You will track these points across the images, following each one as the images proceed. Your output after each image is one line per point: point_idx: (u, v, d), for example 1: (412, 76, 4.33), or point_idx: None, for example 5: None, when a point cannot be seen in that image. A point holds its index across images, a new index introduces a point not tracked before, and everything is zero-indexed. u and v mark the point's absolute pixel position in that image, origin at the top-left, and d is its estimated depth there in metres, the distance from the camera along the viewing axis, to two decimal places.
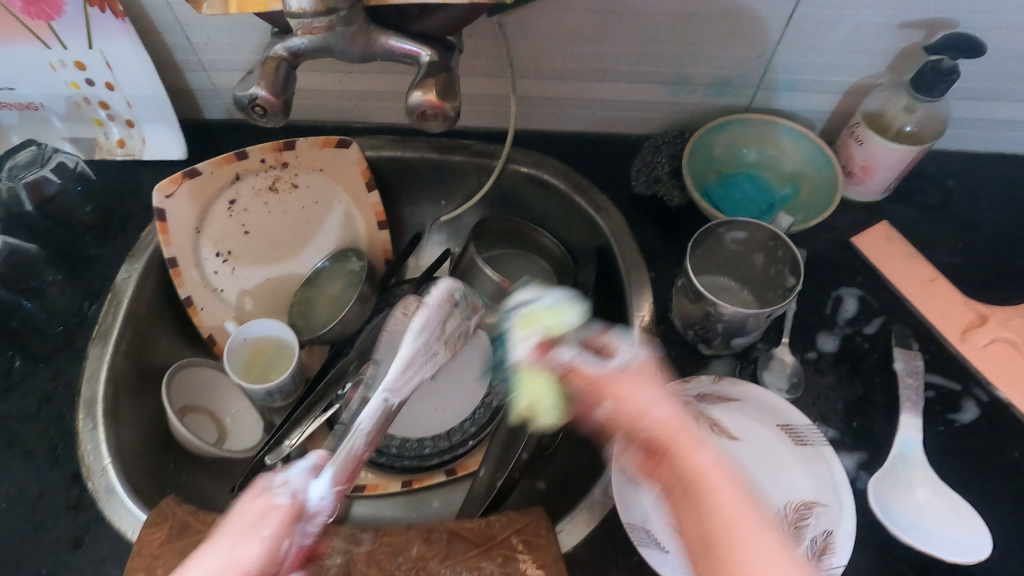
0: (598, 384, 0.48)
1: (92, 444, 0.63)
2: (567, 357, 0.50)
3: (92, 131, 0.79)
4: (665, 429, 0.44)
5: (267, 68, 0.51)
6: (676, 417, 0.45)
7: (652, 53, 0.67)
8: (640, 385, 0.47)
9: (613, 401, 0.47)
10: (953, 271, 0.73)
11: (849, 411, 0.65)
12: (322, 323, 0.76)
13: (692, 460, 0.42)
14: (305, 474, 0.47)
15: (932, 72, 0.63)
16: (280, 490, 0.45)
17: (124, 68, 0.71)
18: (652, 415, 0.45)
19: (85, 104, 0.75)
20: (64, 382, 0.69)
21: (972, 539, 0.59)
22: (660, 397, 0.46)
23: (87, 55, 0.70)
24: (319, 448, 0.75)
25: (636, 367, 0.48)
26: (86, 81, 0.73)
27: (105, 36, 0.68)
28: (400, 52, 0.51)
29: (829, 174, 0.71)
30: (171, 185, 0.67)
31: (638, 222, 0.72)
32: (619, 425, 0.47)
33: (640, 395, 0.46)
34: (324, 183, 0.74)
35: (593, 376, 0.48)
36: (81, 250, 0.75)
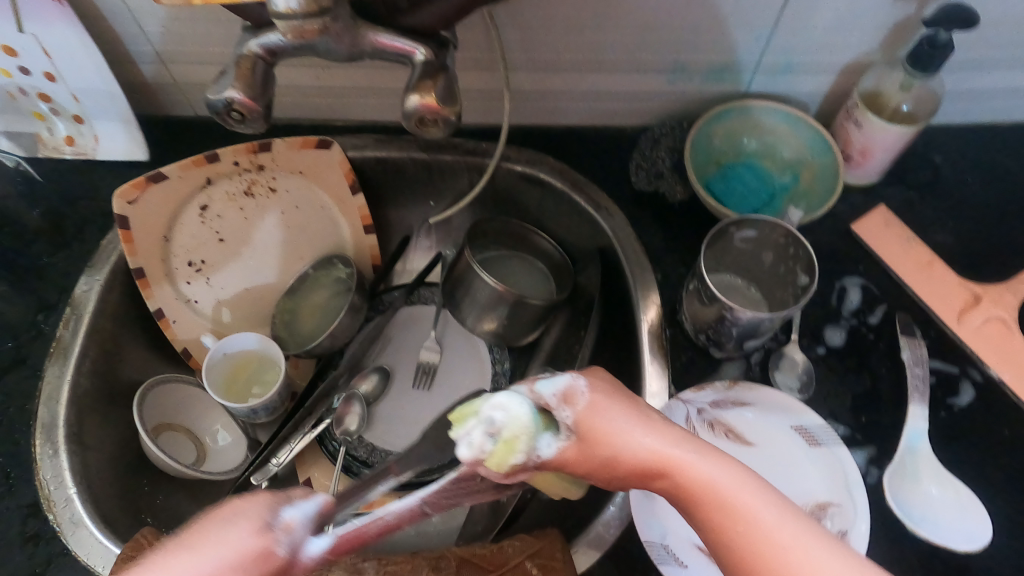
0: (569, 463, 0.40)
1: (52, 472, 0.55)
2: (541, 450, 0.39)
3: (32, 125, 0.66)
4: (644, 461, 0.39)
5: (242, 68, 0.46)
6: (623, 432, 0.40)
7: (651, 41, 0.63)
8: (602, 424, 0.40)
9: (591, 464, 0.40)
10: (958, 245, 0.67)
11: (857, 403, 0.59)
12: (307, 336, 0.71)
13: (648, 463, 0.39)
14: (308, 526, 0.39)
15: (926, 47, 0.57)
16: (280, 536, 0.38)
17: (65, 56, 0.60)
18: (639, 451, 0.39)
19: (22, 95, 0.64)
20: (14, 404, 0.59)
21: (978, 522, 0.55)
22: (612, 419, 0.40)
23: (18, 40, 0.58)
24: (309, 462, 0.68)
25: (578, 422, 0.40)
26: (19, 69, 0.61)
27: (41, 19, 0.57)
28: (393, 50, 0.47)
29: (830, 159, 0.66)
30: (133, 190, 0.59)
31: (639, 218, 0.69)
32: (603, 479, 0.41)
33: (623, 445, 0.39)
34: (304, 186, 0.69)
35: (565, 459, 0.39)
36: (17, 253, 0.65)
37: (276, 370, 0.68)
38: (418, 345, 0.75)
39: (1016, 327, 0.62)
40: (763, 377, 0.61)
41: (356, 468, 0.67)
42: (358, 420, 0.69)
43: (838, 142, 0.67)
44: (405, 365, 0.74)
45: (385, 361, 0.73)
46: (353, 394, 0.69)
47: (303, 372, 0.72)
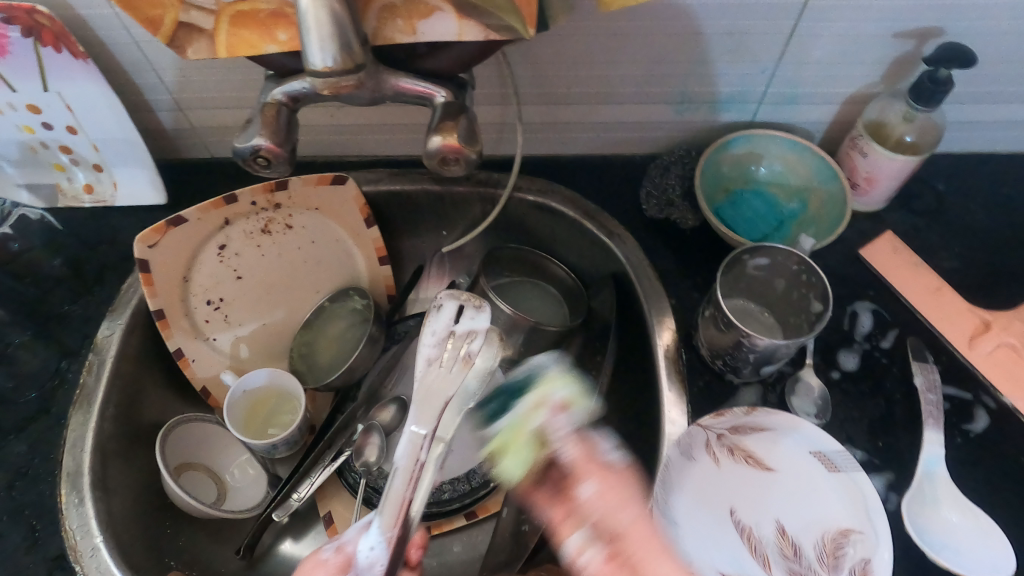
0: (586, 462, 0.49)
1: (79, 521, 0.54)
2: (569, 426, 0.51)
3: (52, 177, 0.67)
4: (636, 532, 0.45)
5: (267, 114, 0.47)
6: (643, 523, 0.46)
7: (660, 76, 0.64)
8: (626, 495, 0.47)
9: (598, 501, 0.47)
10: (964, 269, 0.68)
11: (875, 430, 0.60)
12: (325, 368, 0.71)
13: (650, 566, 0.44)
14: (356, 529, 0.47)
15: (927, 83, 0.58)
16: (326, 547, 0.46)
17: (86, 109, 0.61)
18: (657, 564, 0.44)
19: (43, 148, 0.64)
20: (38, 453, 0.58)
21: (998, 551, 0.55)
22: (641, 505, 0.47)
23: (42, 97, 0.59)
24: (328, 495, 0.68)
25: (624, 468, 0.49)
26: (42, 124, 0.62)
27: (64, 76, 0.58)
28: (413, 93, 0.49)
29: (836, 185, 0.67)
30: (155, 234, 0.60)
31: (651, 247, 0.70)
32: (589, 514, 0.46)
33: (647, 547, 0.45)
34: (320, 222, 0.70)
35: (588, 453, 0.49)
36: (38, 300, 0.65)
37: (294, 404, 0.68)
38: None
39: None
40: (781, 404, 0.61)
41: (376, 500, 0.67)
42: (377, 451, 0.67)
43: (843, 169, 0.68)
44: None
45: (401, 391, 0.73)
46: (372, 424, 0.68)
47: (320, 407, 0.73)
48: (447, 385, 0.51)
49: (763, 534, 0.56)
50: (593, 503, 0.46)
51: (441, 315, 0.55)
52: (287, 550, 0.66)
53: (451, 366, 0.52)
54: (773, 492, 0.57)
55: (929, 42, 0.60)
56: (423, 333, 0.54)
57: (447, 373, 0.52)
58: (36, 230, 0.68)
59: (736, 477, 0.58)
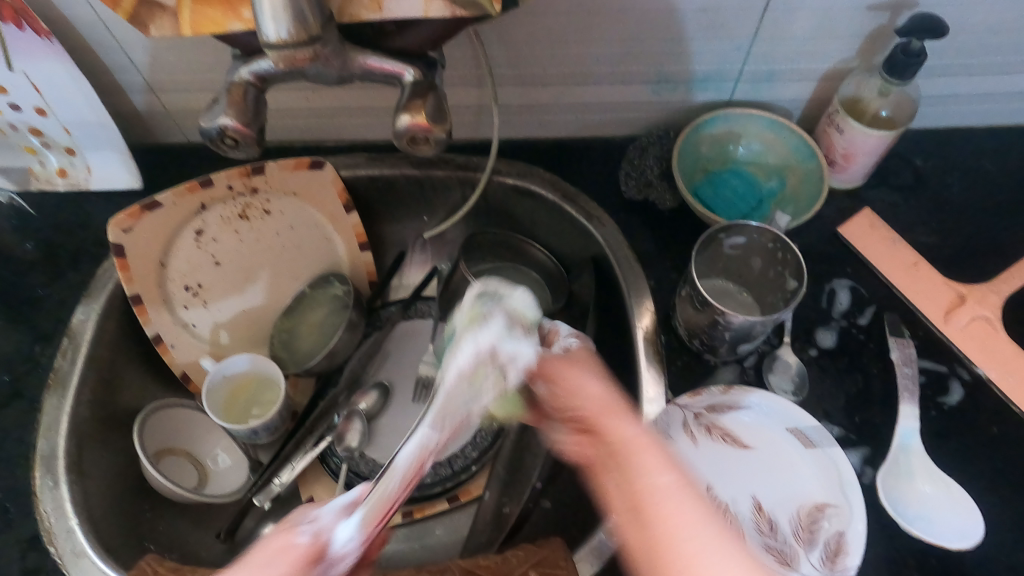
0: (544, 363, 0.46)
1: (54, 504, 0.54)
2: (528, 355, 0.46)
3: (23, 160, 0.67)
4: (598, 406, 0.43)
5: (233, 95, 0.47)
6: (608, 398, 0.43)
7: (634, 55, 0.64)
8: (576, 372, 0.46)
9: (562, 386, 0.45)
10: (942, 244, 0.68)
11: (850, 404, 0.60)
12: (307, 354, 0.71)
13: (607, 430, 0.41)
14: (336, 513, 0.42)
15: (900, 55, 0.58)
16: (301, 527, 0.42)
17: (56, 91, 0.61)
18: (623, 425, 0.41)
19: (12, 131, 0.64)
20: (13, 436, 0.58)
21: (970, 524, 0.55)
22: (605, 385, 0.45)
23: (7, 77, 0.59)
24: (310, 481, 0.68)
25: (576, 350, 0.48)
26: (10, 105, 0.62)
27: (30, 57, 0.58)
28: (381, 71, 0.48)
29: (814, 163, 0.67)
30: (129, 219, 0.60)
31: (629, 226, 0.70)
32: (554, 407, 0.46)
33: (615, 418, 0.41)
34: (298, 208, 0.69)
35: (546, 360, 0.47)
36: (13, 285, 0.65)
37: (275, 390, 0.68)
38: (415, 360, 0.75)
39: (1001, 326, 0.62)
40: (757, 381, 0.61)
41: (358, 485, 0.67)
42: (359, 436, 0.68)
43: (821, 148, 0.68)
44: (404, 382, 0.74)
45: (384, 376, 0.74)
46: (353, 410, 0.69)
47: (301, 393, 0.72)
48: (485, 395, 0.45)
49: (740, 509, 0.55)
50: (550, 392, 0.45)
51: (487, 330, 0.45)
52: None
53: (478, 398, 0.44)
54: (751, 469, 0.57)
55: (903, 14, 0.60)
56: (466, 341, 0.45)
57: (470, 412, 0.45)
58: (12, 215, 0.68)
59: (714, 456, 0.57)
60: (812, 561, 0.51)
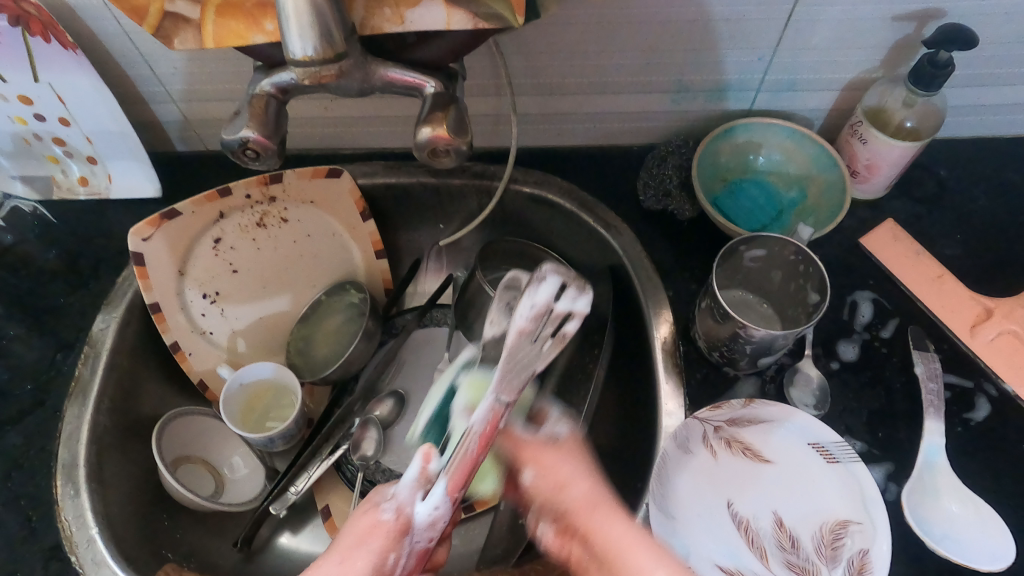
0: (526, 449, 0.50)
1: (75, 512, 0.54)
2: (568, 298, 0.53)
3: (46, 169, 0.68)
4: (582, 501, 0.46)
5: (256, 107, 0.46)
6: (594, 493, 0.46)
7: (655, 65, 0.64)
8: (560, 460, 0.49)
9: (548, 473, 0.48)
10: (967, 256, 0.67)
11: (874, 419, 0.59)
12: (322, 363, 0.71)
13: (595, 529, 0.44)
14: (414, 488, 0.44)
15: (927, 66, 0.57)
16: (384, 505, 0.44)
17: (79, 100, 0.61)
18: (612, 521, 0.44)
19: (36, 140, 0.65)
20: (35, 444, 0.59)
21: (1000, 543, 0.54)
22: (589, 476, 0.48)
23: (34, 88, 0.60)
24: (326, 489, 0.68)
25: (564, 440, 0.51)
26: (35, 115, 0.62)
27: (56, 68, 0.58)
28: (402, 83, 0.48)
29: (836, 174, 0.66)
30: (148, 227, 0.60)
31: (647, 237, 0.70)
32: (536, 499, 0.48)
33: (599, 515, 0.45)
34: (316, 216, 0.69)
35: (522, 440, 0.51)
36: (35, 293, 0.65)
37: (292, 398, 0.68)
38: (431, 367, 0.75)
39: None
40: (779, 395, 0.61)
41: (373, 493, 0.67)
42: (374, 445, 0.68)
43: (844, 158, 0.67)
44: (419, 391, 0.74)
45: (399, 385, 0.74)
46: (369, 419, 0.69)
47: (317, 400, 0.72)
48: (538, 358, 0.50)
49: (760, 525, 0.55)
50: (549, 476, 0.48)
51: (543, 289, 0.52)
52: (285, 543, 0.66)
53: (543, 344, 0.51)
54: (771, 485, 0.56)
55: (929, 24, 0.59)
56: (522, 304, 0.52)
57: (538, 351, 0.50)
58: (33, 224, 0.68)
59: (732, 468, 0.57)
60: None
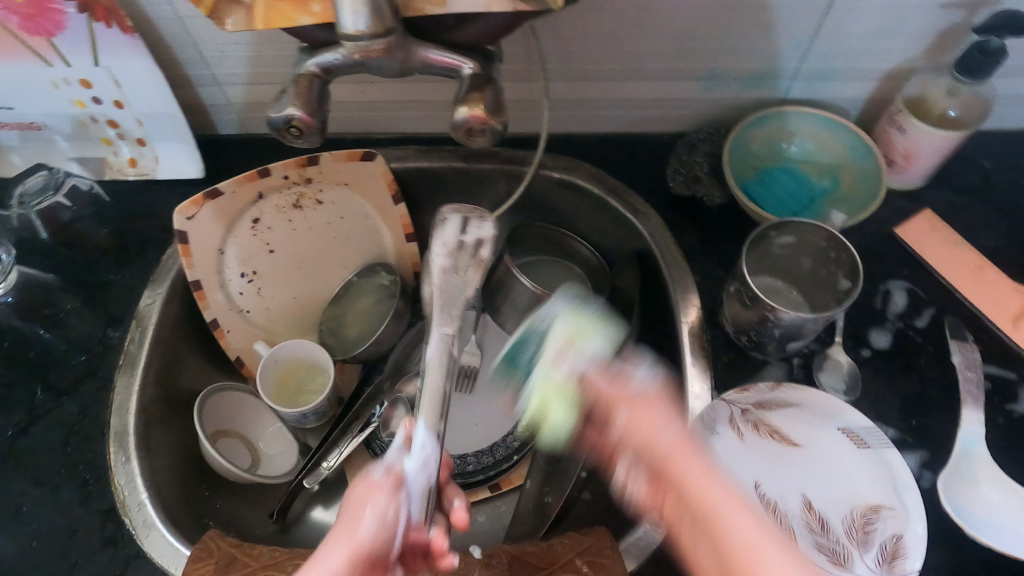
0: (616, 395, 0.47)
1: (126, 477, 0.56)
2: (592, 352, 0.51)
3: (98, 150, 0.70)
4: (671, 449, 0.42)
5: (300, 87, 0.48)
6: (683, 440, 0.43)
7: (689, 51, 0.64)
8: (648, 409, 0.45)
9: (636, 421, 0.45)
10: (1009, 248, 0.66)
11: (908, 407, 0.59)
12: (353, 341, 0.73)
13: (691, 484, 0.40)
14: (398, 452, 0.45)
15: (976, 53, 0.57)
16: (373, 471, 0.45)
17: (133, 83, 0.63)
18: (713, 483, 0.40)
19: (91, 123, 0.67)
20: (88, 413, 0.61)
21: None
22: (673, 421, 0.45)
23: (93, 71, 0.62)
24: (358, 466, 0.69)
25: (654, 390, 0.47)
26: (92, 98, 0.64)
27: (114, 52, 0.60)
28: (441, 66, 0.50)
29: (871, 163, 0.66)
30: (192, 206, 0.62)
31: (679, 224, 0.70)
32: (620, 437, 0.46)
33: (690, 464, 0.41)
34: (350, 199, 0.71)
35: (612, 388, 0.47)
36: (87, 270, 0.67)
37: (324, 376, 0.70)
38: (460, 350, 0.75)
39: None
40: (808, 379, 0.61)
41: None
42: (403, 422, 0.69)
43: (880, 146, 0.67)
44: None
45: None
46: (398, 397, 0.69)
47: (349, 378, 0.74)
48: (464, 287, 0.52)
49: (789, 507, 0.55)
50: (641, 424, 0.44)
51: (447, 226, 0.54)
52: (318, 517, 0.68)
53: (467, 271, 0.52)
54: (798, 468, 0.57)
55: (981, 12, 0.59)
56: (433, 245, 0.53)
57: (464, 281, 0.52)
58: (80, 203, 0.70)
59: (761, 451, 0.57)
60: (868, 563, 0.50)
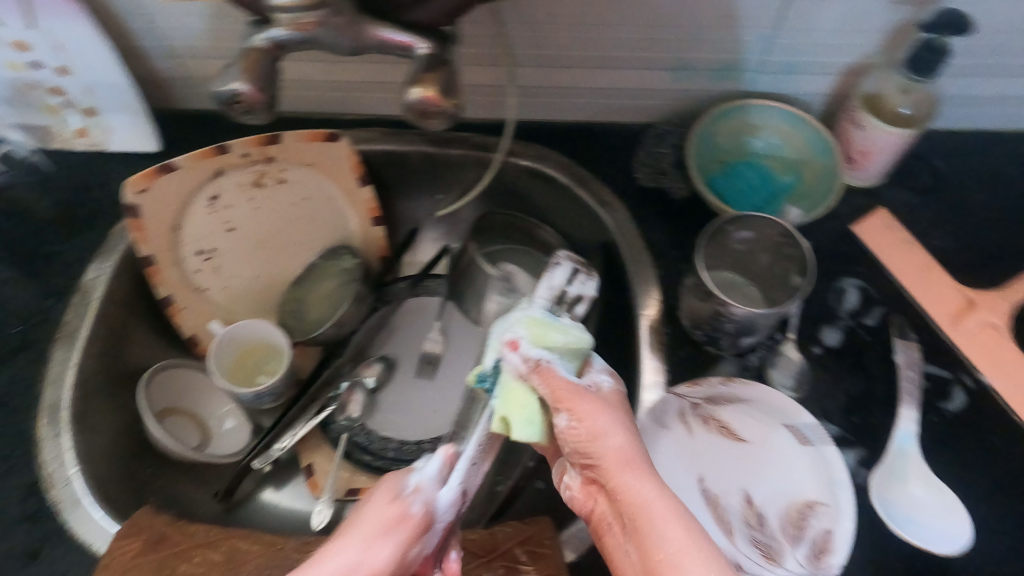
0: (562, 394, 0.43)
1: (54, 453, 0.56)
2: (544, 357, 0.45)
3: (43, 119, 0.69)
4: (614, 456, 0.41)
5: (249, 61, 0.47)
6: (631, 448, 0.41)
7: (655, 39, 0.63)
8: (589, 406, 0.43)
9: (584, 413, 0.42)
10: (960, 250, 0.66)
11: (850, 404, 0.59)
12: (314, 323, 0.72)
13: (626, 491, 0.39)
14: (434, 483, 0.44)
15: (924, 52, 0.57)
16: (411, 498, 0.43)
17: (79, 50, 0.62)
18: (643, 483, 0.39)
19: (33, 88, 0.66)
20: (28, 385, 0.61)
21: (960, 526, 0.55)
22: (624, 427, 0.43)
23: (33, 34, 0.61)
24: (311, 448, 0.68)
25: (609, 393, 0.45)
26: (34, 63, 0.64)
27: (57, 15, 0.60)
28: (394, 44, 0.48)
29: (831, 160, 0.65)
30: (144, 180, 0.62)
31: (641, 214, 0.70)
32: (565, 445, 0.43)
33: (631, 474, 0.40)
34: (313, 179, 0.70)
35: (560, 385, 0.43)
36: (33, 241, 0.67)
37: (281, 356, 0.69)
38: (421, 336, 0.75)
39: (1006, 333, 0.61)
40: (758, 375, 0.61)
41: (356, 455, 0.68)
42: (360, 407, 0.70)
43: (840, 143, 0.66)
44: (407, 357, 0.74)
45: (389, 350, 0.74)
46: (357, 381, 0.70)
47: (309, 360, 0.72)
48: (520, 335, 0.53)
49: (729, 502, 0.55)
50: (590, 427, 0.42)
51: (557, 273, 0.55)
52: (267, 497, 0.68)
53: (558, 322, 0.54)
54: (742, 463, 0.56)
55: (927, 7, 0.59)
56: (540, 287, 0.55)
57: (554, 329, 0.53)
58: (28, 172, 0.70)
59: (708, 446, 0.57)
60: (798, 558, 0.51)
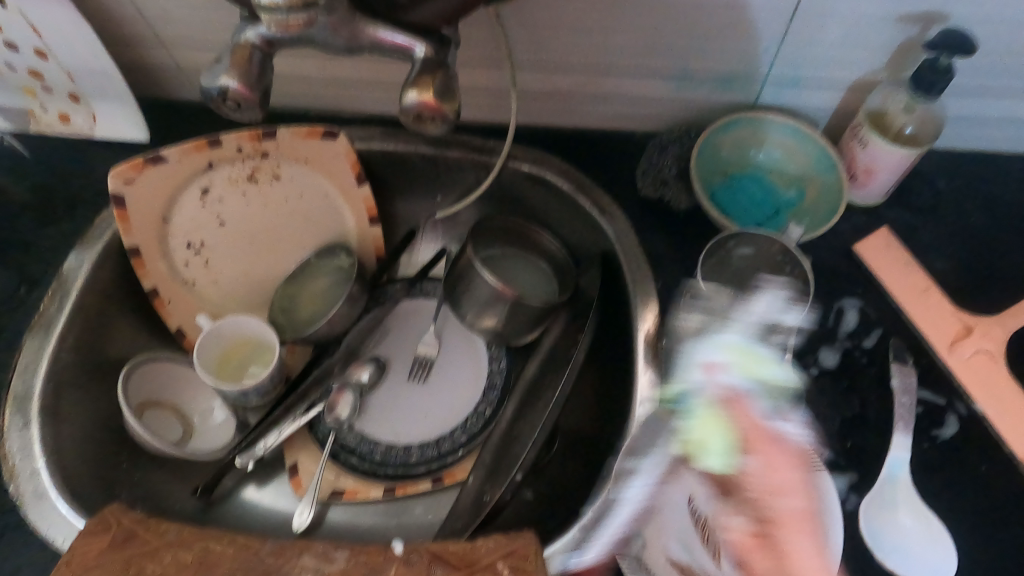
0: (758, 436, 0.41)
1: (21, 444, 0.56)
2: (752, 395, 0.43)
3: (22, 100, 0.69)
4: (789, 511, 0.39)
5: (238, 56, 0.46)
6: (807, 512, 0.39)
7: (657, 48, 0.62)
8: (779, 460, 0.40)
9: (778, 469, 0.40)
10: (963, 274, 0.65)
11: (844, 428, 0.58)
12: (306, 322, 0.71)
13: (793, 549, 0.38)
14: None
15: (925, 70, 0.56)
16: None
17: (58, 36, 0.61)
18: (804, 539, 0.38)
19: (10, 71, 0.65)
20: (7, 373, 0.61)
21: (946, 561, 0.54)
22: (806, 489, 0.40)
23: (8, 18, 0.60)
24: (296, 447, 0.68)
25: (803, 449, 0.42)
26: (11, 46, 0.63)
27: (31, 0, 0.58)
28: (392, 46, 0.48)
29: (834, 176, 0.65)
30: (130, 170, 0.60)
31: (642, 225, 0.69)
32: (736, 486, 0.40)
33: (802, 537, 0.38)
34: (309, 176, 0.69)
35: (759, 426, 0.42)
36: (22, 227, 0.67)
37: (268, 355, 0.68)
38: (415, 338, 0.75)
39: (1002, 362, 0.59)
40: None
41: (344, 457, 0.68)
42: (349, 410, 0.68)
43: (842, 159, 0.65)
44: (400, 360, 0.73)
45: (381, 352, 0.73)
46: (347, 381, 0.69)
47: (298, 358, 0.72)
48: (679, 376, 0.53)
49: None
50: (774, 475, 0.40)
51: (762, 298, 0.50)
52: (248, 496, 0.67)
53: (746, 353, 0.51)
54: None
55: (932, 28, 0.57)
56: (738, 309, 0.50)
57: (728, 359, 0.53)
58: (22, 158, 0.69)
59: None
60: None
